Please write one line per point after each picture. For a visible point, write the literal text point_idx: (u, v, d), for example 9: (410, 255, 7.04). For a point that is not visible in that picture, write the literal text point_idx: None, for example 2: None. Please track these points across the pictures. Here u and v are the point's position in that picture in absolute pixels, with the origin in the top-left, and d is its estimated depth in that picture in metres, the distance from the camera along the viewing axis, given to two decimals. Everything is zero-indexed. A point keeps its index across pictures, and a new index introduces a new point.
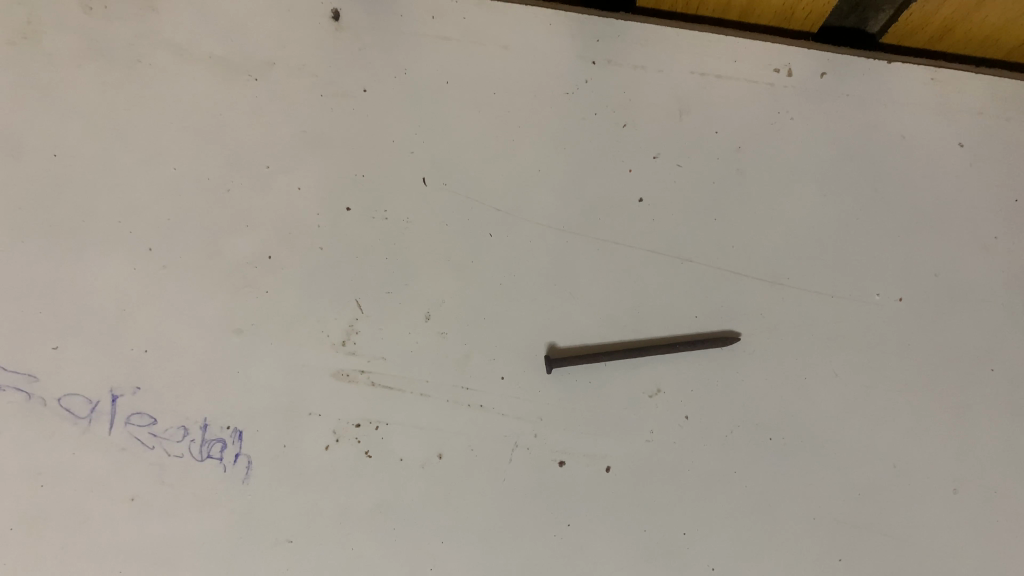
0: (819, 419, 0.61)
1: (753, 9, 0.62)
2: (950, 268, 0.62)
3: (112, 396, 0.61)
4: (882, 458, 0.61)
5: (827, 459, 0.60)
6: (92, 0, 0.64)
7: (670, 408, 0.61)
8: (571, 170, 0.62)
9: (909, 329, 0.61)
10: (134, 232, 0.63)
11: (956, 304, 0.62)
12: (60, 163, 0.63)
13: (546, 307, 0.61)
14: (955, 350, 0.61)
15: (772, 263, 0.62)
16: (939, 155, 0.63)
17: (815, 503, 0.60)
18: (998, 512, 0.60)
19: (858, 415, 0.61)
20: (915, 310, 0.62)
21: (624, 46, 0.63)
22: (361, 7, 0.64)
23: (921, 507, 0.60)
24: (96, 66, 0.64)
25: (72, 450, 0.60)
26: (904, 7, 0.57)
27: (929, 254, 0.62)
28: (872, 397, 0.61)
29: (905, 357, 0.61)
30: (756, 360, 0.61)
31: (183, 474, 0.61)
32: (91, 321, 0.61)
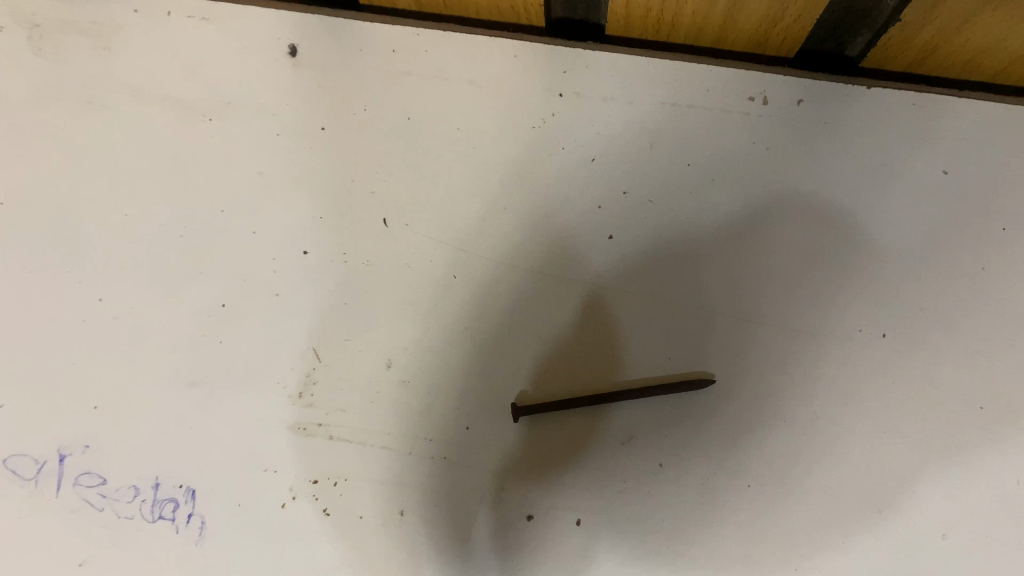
0: (807, 469, 0.57)
1: (727, 35, 0.59)
2: (943, 307, 0.59)
3: (59, 455, 0.58)
4: (875, 507, 0.57)
5: (810, 508, 0.57)
6: (42, 40, 0.62)
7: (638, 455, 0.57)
8: (537, 209, 0.59)
9: (901, 372, 0.58)
10: (84, 282, 0.60)
11: (948, 345, 0.58)
12: (8, 212, 0.60)
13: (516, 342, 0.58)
14: (951, 394, 0.58)
15: (749, 303, 0.59)
16: (924, 183, 0.60)
17: (800, 556, 0.56)
18: (1003, 559, 0.56)
19: (846, 462, 0.57)
20: (905, 351, 0.58)
21: (591, 77, 0.60)
22: (321, 41, 0.61)
23: (915, 557, 0.56)
24: (47, 109, 0.61)
25: (17, 513, 0.57)
26: (883, 31, 0.55)
27: (917, 292, 0.59)
28: (858, 439, 0.57)
29: (897, 402, 0.58)
30: (737, 404, 0.58)
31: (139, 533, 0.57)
32: (36, 375, 0.59)
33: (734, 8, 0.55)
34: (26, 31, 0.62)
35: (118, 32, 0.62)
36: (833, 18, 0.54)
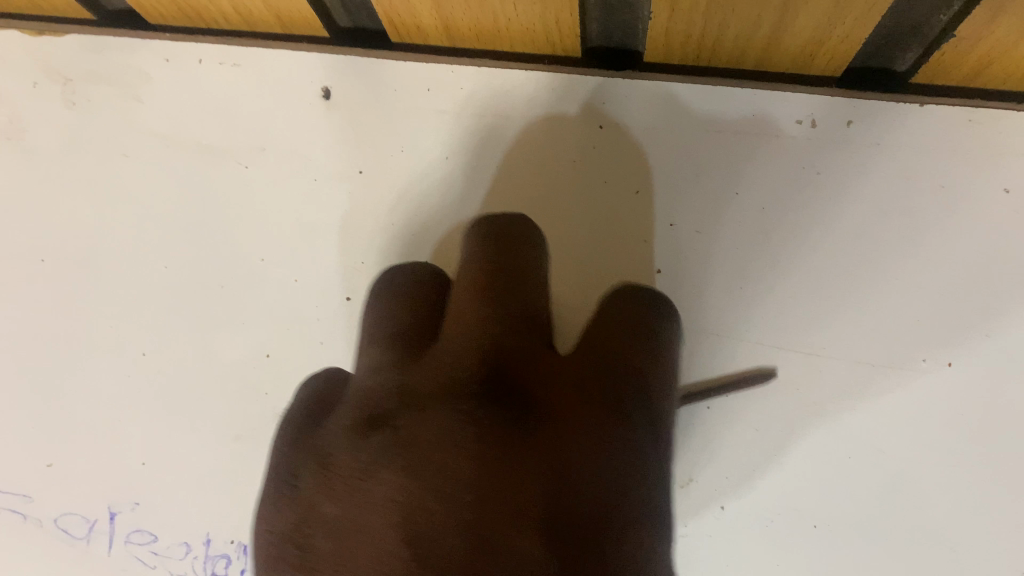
0: (854, 513, 0.57)
1: (768, 57, 0.54)
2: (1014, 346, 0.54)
3: (110, 513, 0.61)
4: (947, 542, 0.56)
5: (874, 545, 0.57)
6: (75, 94, 0.63)
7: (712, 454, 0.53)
8: (570, 225, 0.59)
9: (960, 412, 0.55)
10: (130, 336, 0.62)
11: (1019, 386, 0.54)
12: (62, 272, 0.63)
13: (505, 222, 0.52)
14: (1018, 438, 0.55)
15: (796, 330, 0.57)
16: (980, 204, 0.54)
17: None
18: None
19: (906, 494, 0.56)
20: (967, 384, 0.55)
21: (657, 106, 0.57)
22: (352, 81, 0.60)
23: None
24: (86, 162, 0.63)
25: (73, 563, 0.62)
26: (934, 46, 0.49)
27: (984, 329, 0.55)
28: (919, 470, 0.56)
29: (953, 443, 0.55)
30: (778, 443, 0.58)
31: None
32: (86, 428, 0.62)
33: (778, 29, 0.50)
34: (60, 85, 0.63)
35: (146, 81, 0.62)
36: (880, 33, 0.50)
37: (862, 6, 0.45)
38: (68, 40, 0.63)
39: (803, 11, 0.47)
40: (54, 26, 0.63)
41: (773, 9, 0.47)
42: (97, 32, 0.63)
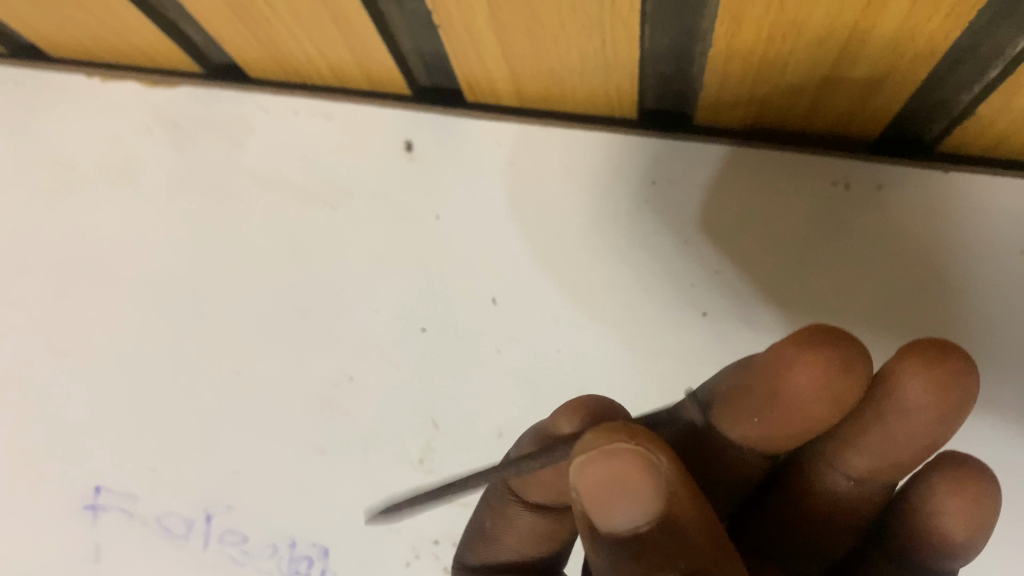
0: None
1: (811, 118, 0.59)
2: (1014, 390, 0.61)
3: (207, 514, 0.69)
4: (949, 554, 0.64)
5: None
6: (182, 138, 0.71)
7: (898, 450, 0.47)
8: (616, 269, 0.65)
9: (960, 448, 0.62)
10: (226, 356, 0.70)
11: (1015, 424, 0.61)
12: (167, 296, 0.71)
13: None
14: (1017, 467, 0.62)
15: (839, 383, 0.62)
16: (1001, 265, 0.59)
17: None
18: None
19: None
20: (969, 421, 0.62)
21: (738, 180, 0.62)
22: (429, 134, 0.67)
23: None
24: (190, 200, 0.71)
25: (172, 558, 0.70)
26: (963, 114, 0.55)
27: (992, 374, 0.61)
28: None
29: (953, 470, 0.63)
30: None
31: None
32: (185, 437, 0.70)
33: (819, 98, 0.56)
34: (169, 130, 0.71)
35: (245, 129, 0.70)
36: (914, 99, 0.54)
37: (897, 77, 0.52)
38: (177, 92, 0.70)
39: (843, 79, 0.53)
40: (165, 80, 0.70)
41: (817, 77, 0.53)
42: (202, 86, 0.70)
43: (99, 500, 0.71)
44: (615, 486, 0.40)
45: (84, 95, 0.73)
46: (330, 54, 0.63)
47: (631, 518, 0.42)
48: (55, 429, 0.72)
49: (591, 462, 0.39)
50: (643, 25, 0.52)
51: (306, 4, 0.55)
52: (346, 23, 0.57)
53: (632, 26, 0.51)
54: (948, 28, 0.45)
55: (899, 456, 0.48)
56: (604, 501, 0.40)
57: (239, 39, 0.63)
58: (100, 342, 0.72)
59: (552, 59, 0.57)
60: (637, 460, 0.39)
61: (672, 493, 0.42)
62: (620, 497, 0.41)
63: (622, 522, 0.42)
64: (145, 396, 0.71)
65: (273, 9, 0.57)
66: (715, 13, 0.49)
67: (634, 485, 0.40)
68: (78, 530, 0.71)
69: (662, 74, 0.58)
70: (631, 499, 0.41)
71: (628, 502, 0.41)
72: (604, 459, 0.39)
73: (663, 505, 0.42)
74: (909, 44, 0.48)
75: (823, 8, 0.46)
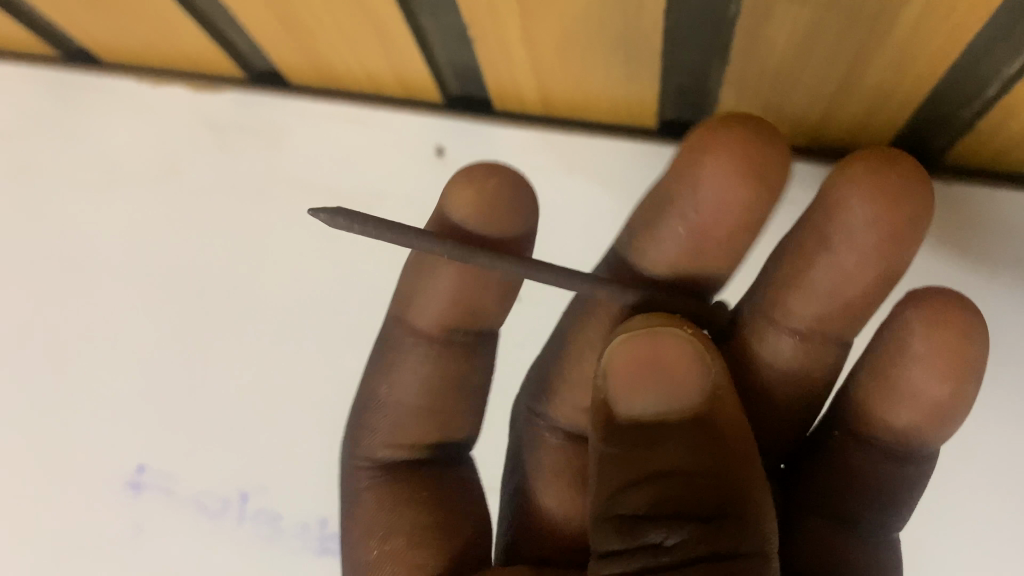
0: None
1: (819, 133, 0.63)
2: (998, 386, 0.66)
3: (243, 493, 0.73)
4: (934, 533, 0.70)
5: None
6: (222, 140, 0.74)
7: (841, 260, 0.57)
8: None
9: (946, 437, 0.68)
10: (261, 346, 0.74)
11: (999, 414, 0.66)
12: (208, 289, 0.75)
13: (518, 221, 0.58)
14: (1001, 456, 0.67)
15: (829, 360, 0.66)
16: (990, 271, 0.64)
17: None
18: None
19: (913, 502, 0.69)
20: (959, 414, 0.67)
21: None
22: (459, 140, 0.71)
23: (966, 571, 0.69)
24: (230, 198, 0.75)
25: (211, 533, 0.74)
26: (964, 130, 0.58)
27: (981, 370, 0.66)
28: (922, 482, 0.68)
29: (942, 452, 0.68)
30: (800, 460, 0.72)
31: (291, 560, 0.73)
32: (222, 423, 0.74)
33: (828, 112, 0.60)
34: (210, 132, 0.75)
35: (283, 132, 0.73)
36: (917, 117, 0.58)
37: (902, 94, 0.55)
38: (221, 97, 0.74)
39: (851, 96, 0.57)
40: (207, 85, 0.74)
41: (827, 94, 0.57)
42: (242, 90, 0.73)
43: (142, 479, 0.75)
44: (662, 362, 0.49)
45: (129, 98, 0.76)
46: (371, 64, 0.67)
47: (654, 404, 0.51)
48: (99, 411, 0.76)
49: (638, 338, 0.49)
50: (666, 40, 0.56)
51: (353, 16, 0.59)
52: (388, 35, 0.61)
53: (655, 37, 0.55)
54: (949, 48, 0.49)
55: (846, 268, 0.57)
56: (648, 376, 0.50)
57: (284, 48, 0.67)
58: (143, 328, 0.76)
59: (580, 71, 0.61)
60: (680, 344, 0.49)
61: (712, 391, 0.51)
62: (654, 381, 0.50)
63: (647, 407, 0.51)
64: (186, 381, 0.75)
65: (322, 21, 0.61)
66: (734, 30, 0.52)
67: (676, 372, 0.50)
68: (118, 506, 0.75)
69: (681, 88, 0.62)
70: (666, 386, 0.50)
71: (658, 390, 0.50)
72: (649, 340, 0.49)
73: (702, 402, 0.50)
74: (912, 63, 0.52)
75: (834, 27, 0.50)
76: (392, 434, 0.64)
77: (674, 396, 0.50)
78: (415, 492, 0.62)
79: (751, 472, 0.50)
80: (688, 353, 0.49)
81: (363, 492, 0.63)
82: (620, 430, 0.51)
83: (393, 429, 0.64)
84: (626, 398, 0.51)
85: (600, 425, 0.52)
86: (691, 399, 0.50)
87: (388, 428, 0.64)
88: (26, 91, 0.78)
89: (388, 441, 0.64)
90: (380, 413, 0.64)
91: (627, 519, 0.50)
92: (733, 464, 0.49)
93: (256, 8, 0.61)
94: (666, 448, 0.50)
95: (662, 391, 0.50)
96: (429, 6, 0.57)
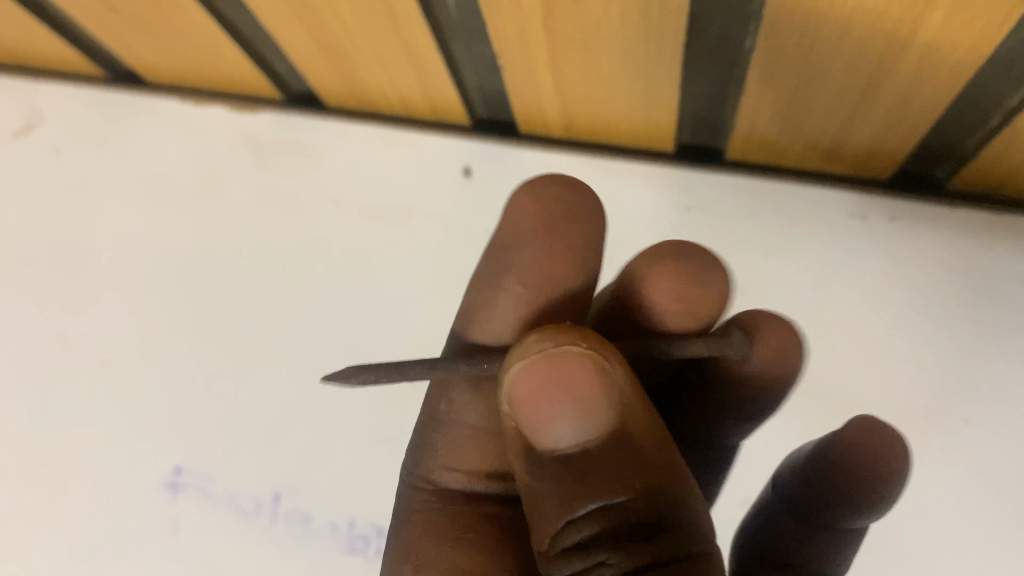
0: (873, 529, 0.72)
1: (830, 161, 0.67)
2: (1010, 406, 0.67)
3: (276, 493, 0.77)
4: (954, 560, 0.69)
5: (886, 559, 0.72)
6: (264, 158, 0.79)
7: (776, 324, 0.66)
8: None
9: (959, 458, 0.69)
10: (296, 354, 0.78)
11: (1010, 434, 0.68)
12: (245, 299, 0.79)
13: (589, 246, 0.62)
14: (1015, 478, 0.67)
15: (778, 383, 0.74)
16: (995, 292, 0.67)
17: None
18: None
19: (926, 521, 0.70)
20: (970, 436, 0.68)
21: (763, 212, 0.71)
22: (486, 161, 0.75)
23: None
24: (268, 213, 0.79)
25: (242, 533, 0.77)
26: (967, 159, 0.62)
27: (990, 391, 0.68)
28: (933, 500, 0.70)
29: (955, 473, 0.69)
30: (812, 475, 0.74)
31: (318, 563, 0.75)
32: (257, 426, 0.78)
33: (838, 140, 0.64)
34: (252, 150, 0.79)
35: (321, 151, 0.78)
36: (922, 146, 0.62)
37: (908, 124, 0.59)
38: (260, 117, 0.79)
39: (861, 124, 0.60)
40: (250, 105, 0.79)
41: (837, 124, 0.61)
42: (283, 112, 0.78)
43: (179, 479, 0.78)
44: (559, 386, 0.46)
45: (175, 117, 0.82)
46: (403, 89, 0.71)
47: (574, 436, 0.49)
48: (135, 415, 0.80)
49: (535, 366, 0.46)
50: (684, 70, 0.59)
51: (388, 43, 0.63)
52: (421, 61, 0.65)
53: (673, 68, 0.59)
54: (952, 81, 0.53)
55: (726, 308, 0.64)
56: (544, 404, 0.47)
57: (321, 72, 0.71)
58: (182, 336, 0.80)
59: (603, 98, 0.65)
60: (583, 364, 0.46)
61: (623, 406, 0.49)
62: (558, 405, 0.47)
63: (559, 423, 0.48)
64: (221, 386, 0.79)
65: (358, 48, 0.65)
66: (749, 61, 0.56)
67: (579, 395, 0.46)
68: (154, 505, 0.79)
69: (698, 114, 0.66)
70: (577, 412, 0.48)
71: (574, 415, 0.48)
72: (550, 367, 0.46)
73: (617, 421, 0.49)
74: (917, 95, 0.55)
75: (842, 61, 0.53)
76: (453, 455, 0.64)
77: (590, 417, 0.48)
78: (469, 529, 0.61)
79: (678, 471, 0.50)
80: (593, 374, 0.46)
81: (415, 515, 0.63)
82: (552, 464, 0.50)
83: (457, 450, 0.64)
84: (542, 431, 0.48)
85: (525, 452, 0.51)
86: (603, 420, 0.48)
87: (447, 450, 0.64)
88: (79, 109, 0.83)
89: (448, 463, 0.64)
90: (438, 430, 0.64)
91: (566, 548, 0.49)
92: (658, 474, 0.49)
93: (297, 34, 0.65)
94: (598, 478, 0.49)
95: (576, 419, 0.48)
96: (461, 36, 0.61)
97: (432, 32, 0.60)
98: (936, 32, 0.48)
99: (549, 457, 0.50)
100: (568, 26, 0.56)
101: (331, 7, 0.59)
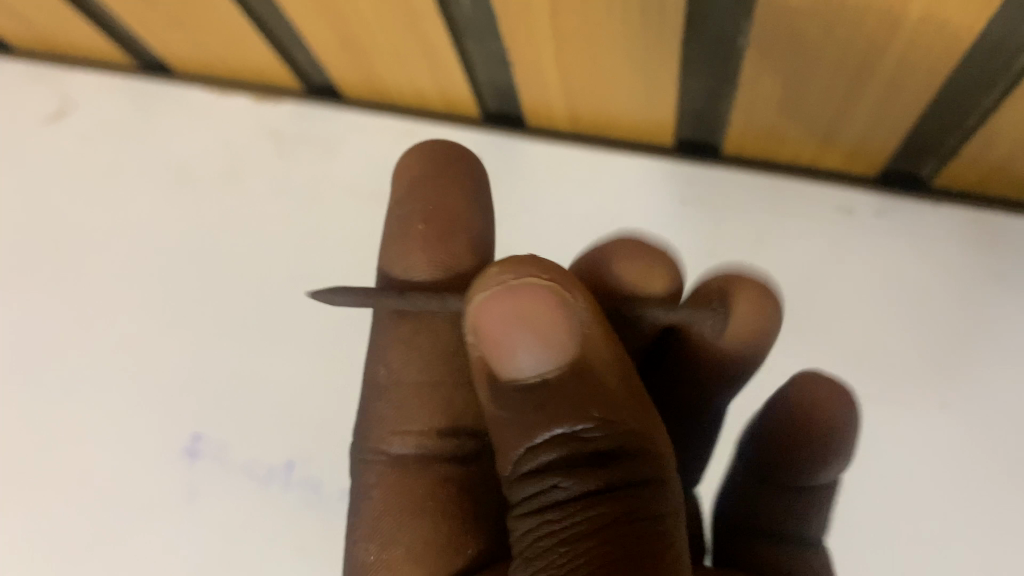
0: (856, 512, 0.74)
1: (821, 158, 0.71)
2: (985, 394, 0.71)
3: (290, 461, 0.81)
4: (930, 541, 0.72)
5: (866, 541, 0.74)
6: (285, 147, 0.84)
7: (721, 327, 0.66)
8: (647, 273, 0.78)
9: (938, 442, 0.72)
10: (309, 333, 0.82)
11: (986, 422, 0.71)
12: (263, 280, 0.83)
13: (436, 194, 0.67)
14: (987, 463, 0.71)
15: None
16: (972, 285, 0.71)
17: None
18: None
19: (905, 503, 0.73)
20: (947, 422, 0.72)
21: (755, 204, 0.76)
22: (496, 154, 0.79)
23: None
24: (286, 199, 0.84)
25: (254, 499, 0.81)
26: (949, 158, 0.66)
27: (968, 380, 0.71)
28: (912, 484, 0.72)
29: (938, 454, 0.72)
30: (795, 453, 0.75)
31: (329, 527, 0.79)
32: (270, 400, 0.82)
33: (827, 137, 0.67)
34: (274, 140, 0.84)
35: (340, 142, 0.83)
36: (906, 145, 0.66)
37: (891, 122, 0.63)
38: (284, 107, 0.84)
39: (848, 123, 0.64)
40: (274, 98, 0.84)
41: (825, 121, 0.65)
42: (305, 105, 0.83)
43: (197, 447, 0.83)
44: (522, 314, 0.48)
45: (200, 107, 0.86)
46: (418, 83, 0.75)
47: (539, 363, 0.50)
48: (154, 388, 0.84)
49: (495, 298, 0.48)
50: (680, 69, 0.63)
51: (405, 38, 0.67)
52: (435, 55, 0.69)
53: (671, 68, 0.63)
54: (932, 80, 0.56)
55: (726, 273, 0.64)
56: (509, 336, 0.49)
57: (341, 65, 0.75)
58: (200, 314, 0.84)
59: (605, 94, 0.69)
60: (541, 295, 0.48)
61: (587, 336, 0.50)
62: (523, 334, 0.49)
63: (528, 361, 0.50)
64: (239, 362, 0.83)
65: (377, 43, 0.69)
66: (743, 62, 0.60)
67: (542, 323, 0.49)
68: (173, 472, 0.83)
69: (695, 111, 0.69)
70: (538, 342, 0.49)
71: (534, 341, 0.49)
72: (511, 298, 0.48)
73: (577, 351, 0.50)
74: (899, 94, 0.59)
75: (828, 61, 0.57)
76: (403, 420, 0.65)
77: (549, 346, 0.50)
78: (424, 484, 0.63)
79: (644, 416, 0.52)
80: (551, 305, 0.49)
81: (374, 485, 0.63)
82: (511, 394, 0.51)
83: (403, 414, 0.65)
84: (506, 362, 0.50)
85: (484, 381, 0.52)
86: (559, 358, 0.50)
87: (398, 414, 0.65)
88: (111, 98, 0.88)
89: (399, 429, 0.65)
90: (384, 399, 0.66)
91: (527, 472, 0.51)
92: (615, 404, 0.51)
93: (319, 28, 0.69)
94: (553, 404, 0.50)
95: (539, 349, 0.50)
96: (473, 32, 0.65)
97: (447, 29, 0.65)
98: (915, 31, 0.52)
99: (508, 387, 0.51)
100: (573, 25, 0.60)
101: (355, 3, 0.63)
